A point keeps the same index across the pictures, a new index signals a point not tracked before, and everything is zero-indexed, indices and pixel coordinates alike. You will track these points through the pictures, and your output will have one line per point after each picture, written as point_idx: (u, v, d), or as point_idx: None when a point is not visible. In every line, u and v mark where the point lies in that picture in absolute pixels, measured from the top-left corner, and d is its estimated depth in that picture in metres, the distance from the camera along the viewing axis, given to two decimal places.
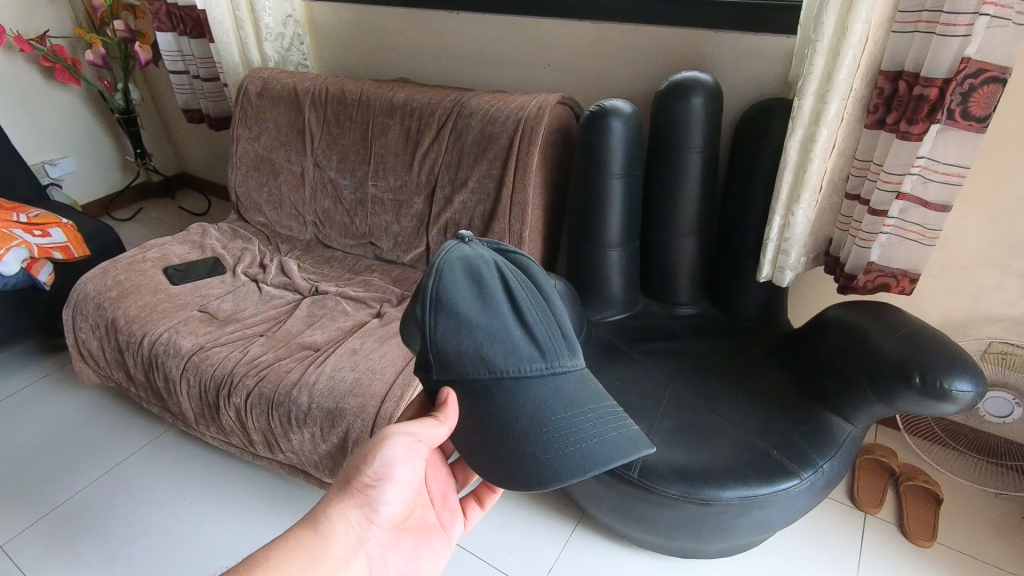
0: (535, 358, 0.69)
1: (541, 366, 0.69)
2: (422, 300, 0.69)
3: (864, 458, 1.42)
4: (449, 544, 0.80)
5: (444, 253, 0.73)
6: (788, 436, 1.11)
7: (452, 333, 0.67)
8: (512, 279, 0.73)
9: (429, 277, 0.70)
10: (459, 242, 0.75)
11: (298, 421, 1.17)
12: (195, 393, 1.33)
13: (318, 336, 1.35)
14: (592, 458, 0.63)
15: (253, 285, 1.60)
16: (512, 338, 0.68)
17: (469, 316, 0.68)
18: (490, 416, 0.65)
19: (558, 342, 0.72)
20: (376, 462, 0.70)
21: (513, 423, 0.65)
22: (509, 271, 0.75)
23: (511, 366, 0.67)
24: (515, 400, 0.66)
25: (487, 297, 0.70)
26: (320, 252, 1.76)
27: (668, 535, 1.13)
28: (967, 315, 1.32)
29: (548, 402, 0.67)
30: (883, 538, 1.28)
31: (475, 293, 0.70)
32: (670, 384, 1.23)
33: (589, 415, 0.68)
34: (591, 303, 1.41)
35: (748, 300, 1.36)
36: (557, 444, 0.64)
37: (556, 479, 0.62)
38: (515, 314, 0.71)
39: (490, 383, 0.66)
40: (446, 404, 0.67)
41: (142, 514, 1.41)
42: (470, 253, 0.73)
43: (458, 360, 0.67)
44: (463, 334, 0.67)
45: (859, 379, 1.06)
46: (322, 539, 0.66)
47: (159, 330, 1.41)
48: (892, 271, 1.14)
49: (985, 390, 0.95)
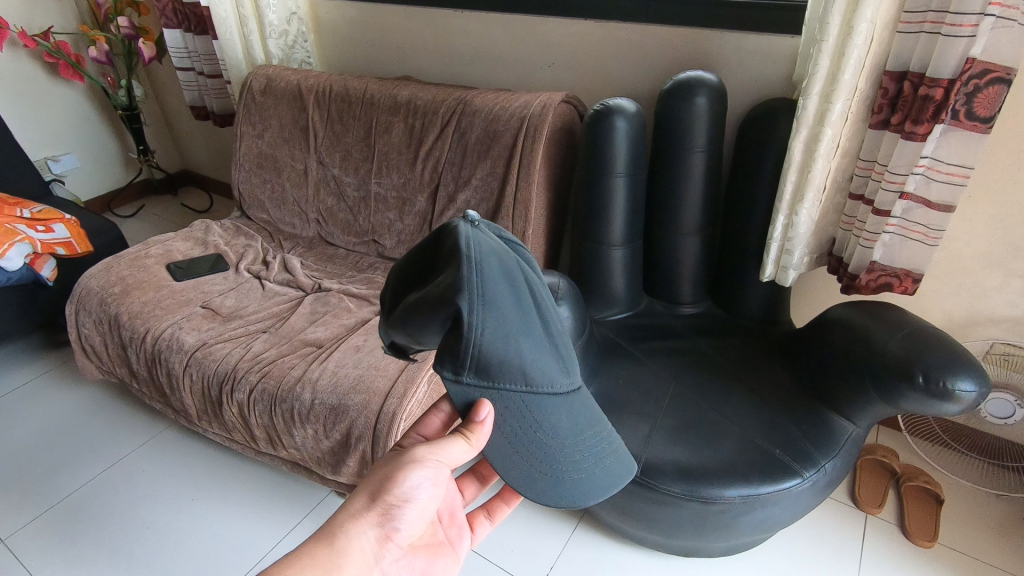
0: (563, 371, 0.67)
1: (568, 381, 0.67)
2: (467, 295, 0.60)
3: (865, 458, 1.43)
4: (458, 561, 0.80)
5: (472, 242, 0.64)
6: (790, 435, 1.11)
7: (497, 341, 0.61)
8: (531, 281, 0.69)
9: (468, 272, 0.61)
10: (473, 227, 0.67)
11: (301, 417, 1.18)
12: (198, 389, 1.34)
13: (321, 333, 1.35)
14: (609, 481, 0.68)
15: (256, 282, 1.60)
16: (545, 349, 0.65)
17: (513, 324, 0.62)
18: (522, 431, 0.64)
19: (572, 353, 0.71)
20: (404, 483, 0.69)
21: (549, 442, 0.64)
22: (526, 270, 0.70)
23: (546, 381, 0.64)
24: (551, 417, 0.64)
25: (523, 302, 0.64)
26: (322, 250, 1.76)
27: (670, 534, 1.13)
28: (970, 316, 1.32)
29: (575, 421, 0.67)
30: (884, 538, 1.28)
31: (513, 296, 0.64)
32: (672, 383, 1.24)
33: (602, 431, 0.70)
34: (594, 302, 1.42)
35: (751, 300, 1.36)
36: (582, 466, 0.66)
37: (588, 499, 0.66)
38: (543, 321, 0.67)
39: (526, 396, 0.63)
40: (481, 423, 0.63)
41: (144, 509, 1.41)
42: (496, 246, 0.66)
43: (499, 370, 0.61)
44: (508, 343, 0.61)
45: (861, 378, 1.06)
46: (338, 555, 0.65)
47: (163, 327, 1.41)
48: (895, 271, 1.14)
49: (989, 390, 0.94)
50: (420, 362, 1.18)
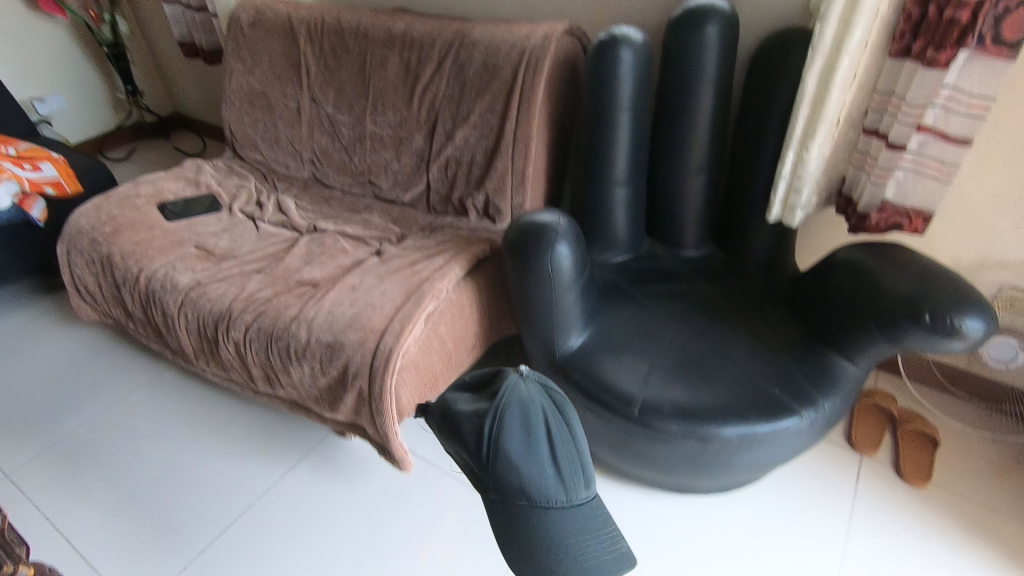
0: (561, 491, 0.86)
1: (564, 499, 0.86)
2: (485, 433, 0.91)
3: (864, 403, 1.42)
4: None
5: (506, 393, 0.93)
6: (790, 375, 1.10)
7: (508, 460, 0.87)
8: (551, 427, 0.90)
9: (492, 423, 0.91)
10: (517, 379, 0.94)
11: (297, 355, 1.17)
12: (193, 329, 1.32)
13: (316, 273, 1.33)
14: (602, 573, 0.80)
15: (250, 223, 1.56)
16: (547, 477, 0.86)
17: (509, 443, 0.88)
18: (525, 529, 0.83)
19: (576, 477, 0.88)
20: None
21: (546, 535, 0.83)
22: (550, 420, 0.91)
23: (541, 498, 0.85)
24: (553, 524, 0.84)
25: (531, 435, 0.89)
26: (318, 191, 1.72)
27: (667, 472, 1.14)
28: (978, 261, 1.29)
29: (575, 524, 0.84)
30: (880, 479, 1.29)
31: (525, 436, 0.89)
32: (673, 324, 1.22)
33: (600, 537, 0.84)
34: (595, 244, 1.38)
35: (756, 242, 1.33)
36: (588, 553, 0.82)
37: (581, 573, 0.79)
38: (551, 457, 0.88)
39: (527, 508, 0.85)
40: None
41: (145, 446, 1.43)
42: (525, 395, 0.92)
43: (511, 489, 0.86)
44: (513, 472, 0.87)
45: (865, 319, 1.04)
46: None
47: (155, 266, 1.39)
48: (905, 211, 1.10)
49: (996, 329, 0.93)
50: (416, 299, 1.16)
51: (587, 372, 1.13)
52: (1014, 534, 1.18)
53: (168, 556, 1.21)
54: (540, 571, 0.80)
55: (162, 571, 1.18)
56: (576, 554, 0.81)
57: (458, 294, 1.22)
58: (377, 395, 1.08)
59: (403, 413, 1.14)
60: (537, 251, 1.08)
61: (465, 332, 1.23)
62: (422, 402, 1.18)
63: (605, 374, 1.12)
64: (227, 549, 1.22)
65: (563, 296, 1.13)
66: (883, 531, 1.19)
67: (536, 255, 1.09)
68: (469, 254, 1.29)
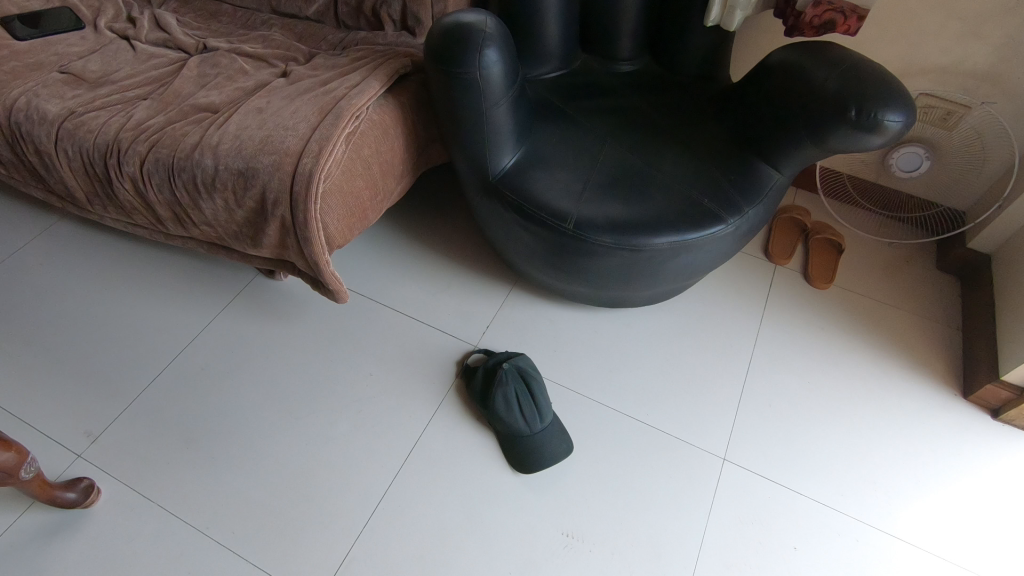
0: (546, 411, 1.12)
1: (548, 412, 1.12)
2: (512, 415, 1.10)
3: (781, 219, 1.51)
4: None
5: (503, 392, 1.11)
6: (719, 183, 1.11)
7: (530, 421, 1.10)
8: (527, 389, 1.12)
9: (514, 409, 1.10)
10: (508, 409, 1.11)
11: (206, 186, 1.06)
12: (78, 167, 1.16)
13: (214, 96, 1.17)
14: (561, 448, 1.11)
15: (124, 43, 1.34)
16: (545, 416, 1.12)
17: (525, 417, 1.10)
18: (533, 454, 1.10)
19: (540, 397, 1.13)
20: None
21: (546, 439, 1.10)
22: (526, 386, 1.13)
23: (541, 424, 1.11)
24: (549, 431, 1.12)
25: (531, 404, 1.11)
26: (202, 5, 1.48)
27: (599, 286, 1.18)
28: (902, 67, 1.33)
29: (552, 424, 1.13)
30: (790, 283, 1.41)
31: (530, 404, 1.11)
32: (606, 139, 1.18)
33: (554, 423, 1.13)
34: (526, 58, 1.29)
35: (692, 50, 1.28)
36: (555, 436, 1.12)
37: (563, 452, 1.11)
38: (539, 404, 1.12)
39: (539, 439, 1.10)
40: None
41: (52, 301, 1.33)
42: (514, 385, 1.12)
43: (532, 443, 1.10)
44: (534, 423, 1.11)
45: (795, 121, 1.04)
46: None
47: (15, 95, 1.19)
48: (842, 7, 1.08)
49: (913, 122, 0.95)
50: (333, 119, 1.05)
51: (520, 191, 1.11)
52: (897, 320, 1.34)
53: (102, 402, 1.18)
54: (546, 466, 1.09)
55: (97, 416, 1.16)
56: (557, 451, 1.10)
57: (379, 113, 1.12)
58: (301, 222, 1.02)
59: (332, 243, 1.10)
60: (461, 55, 0.98)
61: (391, 156, 1.15)
62: (352, 231, 1.13)
63: (539, 193, 1.10)
64: (164, 391, 1.20)
65: (494, 109, 1.05)
66: (788, 327, 1.33)
67: (461, 60, 0.98)
68: (388, 69, 1.17)
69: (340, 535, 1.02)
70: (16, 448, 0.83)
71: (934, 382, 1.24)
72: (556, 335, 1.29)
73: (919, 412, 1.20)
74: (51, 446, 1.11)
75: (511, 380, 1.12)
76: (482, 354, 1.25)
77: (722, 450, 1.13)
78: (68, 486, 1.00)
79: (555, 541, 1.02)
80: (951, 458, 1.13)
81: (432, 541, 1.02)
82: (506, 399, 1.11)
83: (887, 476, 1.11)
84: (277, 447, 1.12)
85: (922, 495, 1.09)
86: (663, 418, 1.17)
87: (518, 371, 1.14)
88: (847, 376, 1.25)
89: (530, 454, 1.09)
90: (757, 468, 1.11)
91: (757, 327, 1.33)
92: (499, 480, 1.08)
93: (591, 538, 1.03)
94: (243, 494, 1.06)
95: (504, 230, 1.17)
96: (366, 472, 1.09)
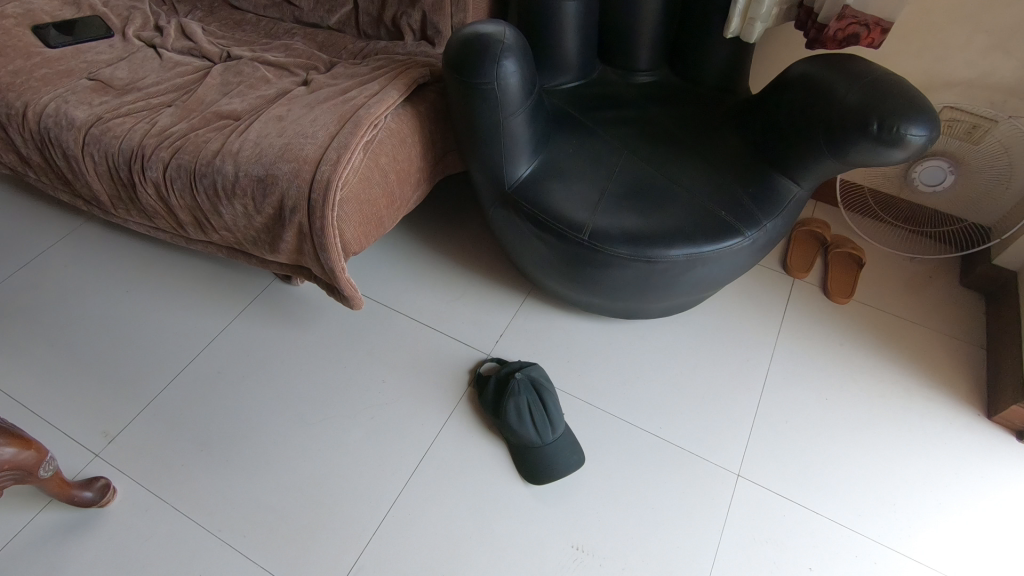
0: (557, 422, 1.12)
1: (559, 424, 1.12)
2: (524, 425, 1.10)
3: (799, 231, 1.49)
4: None
5: (514, 402, 1.11)
6: (737, 196, 1.10)
7: (542, 432, 1.10)
8: (539, 399, 1.12)
9: (526, 419, 1.10)
10: (519, 419, 1.10)
11: (226, 192, 1.08)
12: (103, 172, 1.19)
13: (236, 103, 1.19)
14: (570, 461, 1.10)
15: (151, 51, 1.37)
16: (557, 427, 1.12)
17: (537, 427, 1.10)
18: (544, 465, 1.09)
19: (553, 408, 1.12)
20: None
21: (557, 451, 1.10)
22: (538, 396, 1.12)
23: (552, 436, 1.11)
24: (560, 443, 1.11)
25: (543, 415, 1.11)
26: (226, 14, 1.51)
27: (614, 297, 1.17)
28: (926, 80, 1.31)
29: (564, 436, 1.12)
30: (808, 297, 1.39)
31: (542, 415, 1.11)
32: (623, 150, 1.18)
33: (565, 435, 1.12)
34: (544, 69, 1.29)
35: (711, 62, 1.27)
36: (566, 448, 1.11)
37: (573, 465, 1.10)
38: (550, 415, 1.11)
39: (551, 451, 1.09)
40: None
41: (76, 302, 1.36)
42: (525, 395, 1.11)
43: (544, 453, 1.09)
44: (546, 435, 1.10)
45: (815, 135, 1.03)
46: None
47: (45, 101, 1.22)
48: (864, 20, 1.07)
49: (937, 137, 0.94)
50: (352, 127, 1.06)
51: (535, 201, 1.11)
52: (918, 337, 1.32)
53: (120, 403, 1.20)
54: (556, 478, 1.08)
55: (115, 416, 1.18)
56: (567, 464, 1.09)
57: (397, 122, 1.13)
58: (318, 229, 1.03)
59: (349, 250, 1.10)
60: (479, 65, 0.99)
61: (408, 164, 1.16)
62: (368, 238, 1.14)
63: (554, 203, 1.10)
64: (180, 393, 1.21)
65: (511, 120, 1.05)
66: (806, 341, 1.31)
67: (479, 71, 0.99)
68: (407, 79, 1.18)
69: (349, 542, 1.02)
70: (36, 446, 0.84)
71: (955, 402, 1.21)
72: (570, 345, 1.29)
73: (941, 432, 1.17)
74: (70, 445, 1.13)
75: (523, 390, 1.12)
76: (495, 363, 1.25)
77: (736, 466, 1.12)
78: (85, 486, 1.01)
79: (564, 553, 1.01)
80: (974, 480, 1.10)
81: (440, 551, 1.01)
82: (518, 409, 1.11)
83: (906, 497, 1.08)
84: (289, 452, 1.13)
85: (942, 518, 1.06)
86: (676, 432, 1.16)
87: (531, 381, 1.14)
88: (865, 394, 1.22)
89: (541, 465, 1.08)
90: (771, 485, 1.09)
91: (774, 341, 1.31)
92: (510, 491, 1.08)
93: (602, 552, 1.01)
94: (255, 497, 1.07)
95: (519, 240, 1.17)
96: (376, 479, 1.09)
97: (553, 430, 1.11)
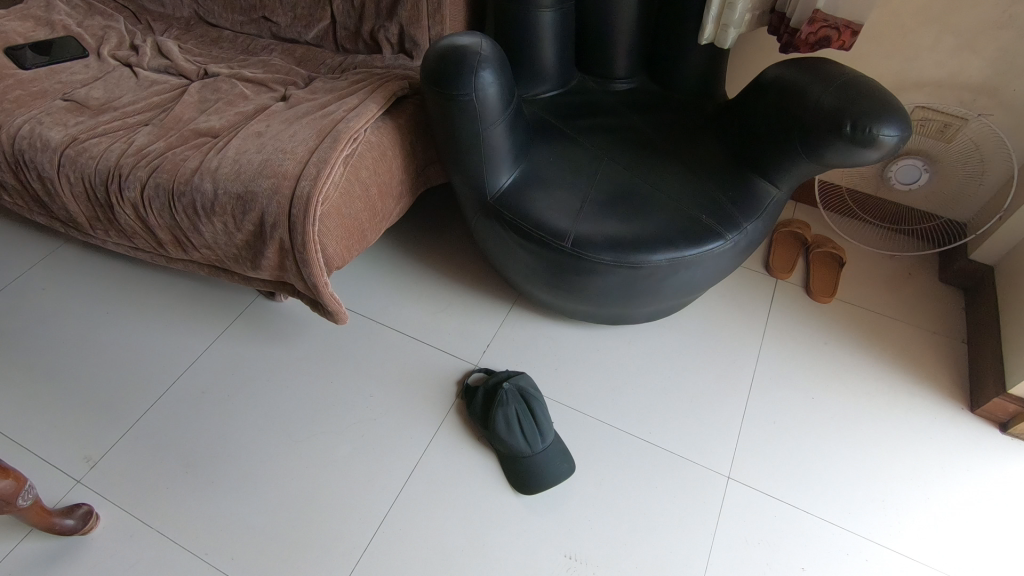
0: (545, 430, 1.11)
1: (548, 432, 1.12)
2: (513, 436, 1.09)
3: (781, 233, 1.51)
4: None
5: (502, 412, 1.10)
6: (717, 200, 1.11)
7: (531, 440, 1.09)
8: (525, 407, 1.12)
9: (516, 429, 1.09)
10: (508, 429, 1.10)
11: (205, 210, 1.07)
12: (79, 193, 1.17)
13: (214, 121, 1.18)
14: (559, 468, 1.09)
15: (127, 70, 1.36)
16: (546, 435, 1.11)
17: (525, 436, 1.09)
18: (535, 474, 1.08)
19: (540, 415, 1.12)
20: None
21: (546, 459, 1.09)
22: (525, 405, 1.12)
23: (541, 444, 1.10)
24: (550, 451, 1.11)
25: (533, 424, 1.10)
26: (203, 31, 1.51)
27: (600, 304, 1.17)
28: (898, 81, 1.33)
29: (553, 443, 1.12)
30: (791, 297, 1.40)
31: (532, 424, 1.10)
32: (603, 158, 1.19)
33: (553, 443, 1.12)
34: (522, 79, 1.30)
35: (687, 68, 1.28)
36: (555, 456, 1.10)
37: (562, 471, 1.09)
38: (539, 423, 1.11)
39: (541, 458, 1.09)
40: None
41: (54, 325, 1.34)
42: (513, 406, 1.11)
43: (534, 461, 1.09)
44: (536, 443, 1.10)
45: (791, 138, 1.04)
46: None
47: (18, 123, 1.20)
48: (836, 23, 1.08)
49: (909, 137, 0.95)
50: (331, 142, 1.06)
51: (518, 210, 1.11)
52: (900, 334, 1.33)
53: (102, 427, 1.17)
54: (546, 486, 1.08)
55: (97, 441, 1.15)
56: (557, 471, 1.09)
57: (377, 135, 1.13)
58: (300, 245, 1.02)
59: (331, 265, 1.10)
60: (457, 77, 0.99)
61: (389, 177, 1.16)
62: (350, 252, 1.13)
63: (536, 212, 1.10)
64: (164, 416, 1.19)
65: (489, 130, 1.06)
66: (791, 341, 1.32)
67: (456, 83, 0.99)
68: (385, 91, 1.18)
69: (340, 559, 1.01)
70: (14, 475, 0.82)
71: (940, 397, 1.22)
72: (557, 355, 1.28)
73: (926, 427, 1.18)
74: (49, 474, 1.11)
75: (511, 400, 1.11)
76: (483, 374, 1.24)
77: (726, 469, 1.12)
78: (66, 513, 0.99)
79: (558, 563, 1.00)
80: (959, 473, 1.11)
81: (431, 565, 1.00)
82: (506, 419, 1.10)
83: (895, 491, 1.09)
84: (278, 471, 1.11)
85: (930, 512, 1.07)
86: (666, 437, 1.16)
87: (518, 390, 1.14)
88: (851, 392, 1.23)
89: (532, 473, 1.08)
90: (761, 486, 1.10)
91: (760, 342, 1.32)
92: (500, 502, 1.07)
93: (595, 561, 1.01)
94: (243, 518, 1.05)
95: (503, 250, 1.17)
96: (365, 495, 1.08)
97: (542, 437, 1.11)
